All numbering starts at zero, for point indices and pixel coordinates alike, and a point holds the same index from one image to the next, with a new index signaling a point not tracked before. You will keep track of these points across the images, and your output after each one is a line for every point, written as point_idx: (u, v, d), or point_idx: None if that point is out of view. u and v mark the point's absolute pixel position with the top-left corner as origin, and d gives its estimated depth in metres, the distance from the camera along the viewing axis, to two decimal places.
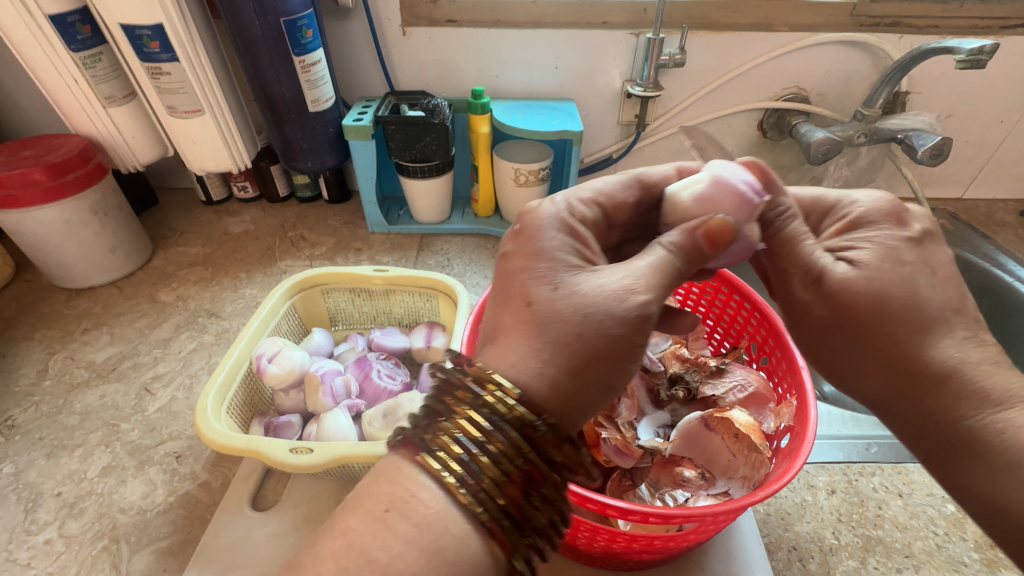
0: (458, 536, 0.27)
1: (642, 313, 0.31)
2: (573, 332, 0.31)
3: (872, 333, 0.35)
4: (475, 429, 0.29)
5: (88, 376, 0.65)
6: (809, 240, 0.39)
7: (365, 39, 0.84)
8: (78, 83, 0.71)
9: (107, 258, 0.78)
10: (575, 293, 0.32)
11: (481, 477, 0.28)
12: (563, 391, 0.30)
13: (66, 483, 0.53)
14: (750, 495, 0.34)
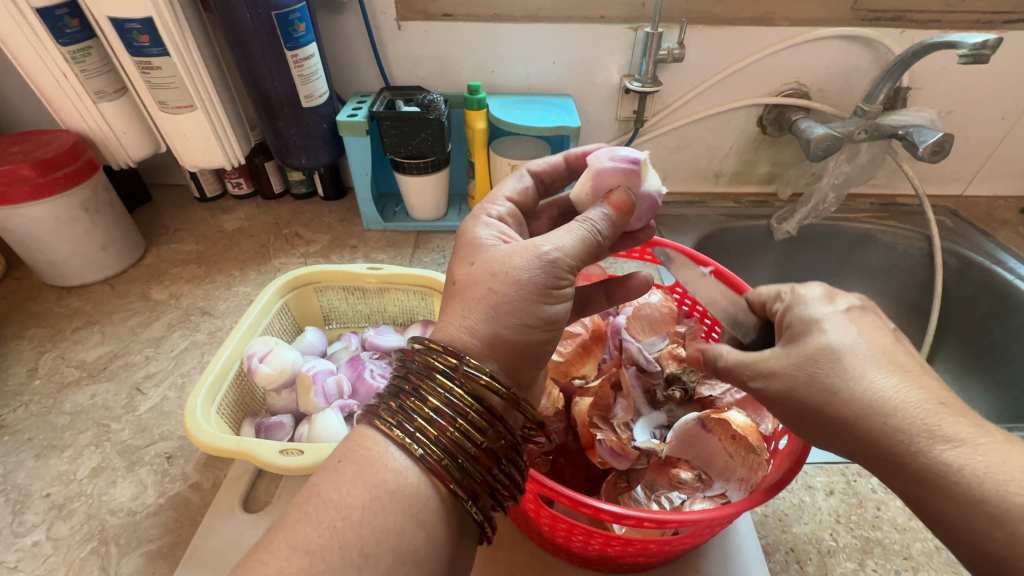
0: (403, 476, 0.30)
1: (549, 266, 0.36)
2: (487, 287, 0.35)
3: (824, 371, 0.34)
4: (421, 384, 0.33)
5: (79, 376, 0.64)
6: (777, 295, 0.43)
7: (359, 33, 0.83)
8: (67, 78, 0.70)
9: (98, 256, 0.77)
10: (489, 261, 0.36)
11: (426, 425, 0.31)
12: (488, 337, 0.34)
13: (55, 484, 0.53)
14: (743, 502, 0.35)
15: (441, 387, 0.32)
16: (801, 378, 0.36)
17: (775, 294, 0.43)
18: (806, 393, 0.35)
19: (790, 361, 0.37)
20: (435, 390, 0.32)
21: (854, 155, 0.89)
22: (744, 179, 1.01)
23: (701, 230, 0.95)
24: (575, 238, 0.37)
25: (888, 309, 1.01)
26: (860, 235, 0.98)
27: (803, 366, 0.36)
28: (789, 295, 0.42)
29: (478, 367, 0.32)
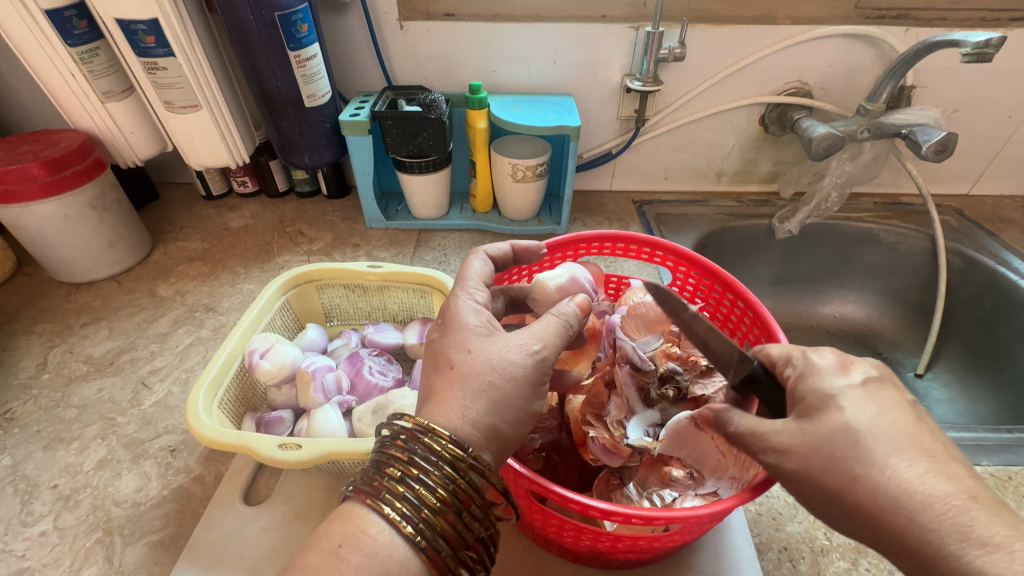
0: (406, 567, 0.30)
1: (540, 364, 0.38)
2: (488, 380, 0.36)
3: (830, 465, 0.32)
4: (422, 469, 0.33)
5: (86, 370, 0.66)
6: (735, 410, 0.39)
7: (362, 33, 0.83)
8: (76, 78, 0.71)
9: (106, 253, 0.78)
10: (487, 356, 0.37)
11: (430, 514, 0.32)
12: (486, 427, 0.35)
13: (63, 475, 0.54)
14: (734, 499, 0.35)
15: (445, 477, 0.33)
16: (819, 462, 0.33)
17: (782, 359, 0.40)
18: (821, 478, 0.33)
19: (806, 440, 0.34)
20: (438, 476, 0.33)
21: (857, 154, 0.89)
22: (746, 177, 1.01)
23: (702, 229, 0.95)
24: (559, 331, 0.39)
25: (891, 309, 1.01)
26: (863, 234, 0.98)
27: (821, 448, 0.33)
28: (799, 361, 0.38)
29: (481, 459, 0.34)
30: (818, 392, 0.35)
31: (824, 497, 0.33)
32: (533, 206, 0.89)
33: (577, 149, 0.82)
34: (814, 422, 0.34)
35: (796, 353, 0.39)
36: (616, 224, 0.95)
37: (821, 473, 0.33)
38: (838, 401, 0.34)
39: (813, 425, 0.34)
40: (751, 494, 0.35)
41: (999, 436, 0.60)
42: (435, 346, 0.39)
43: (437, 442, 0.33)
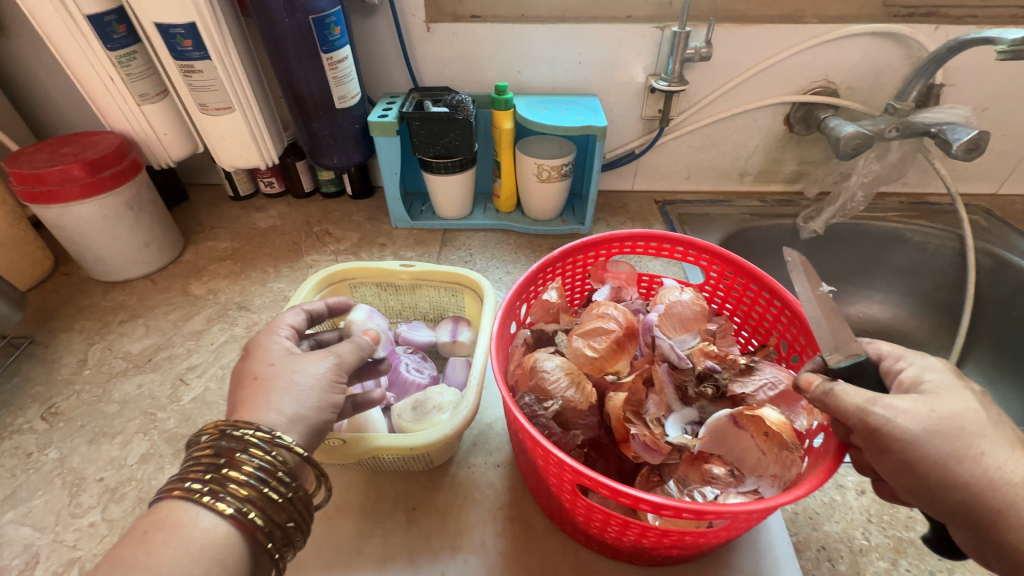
0: (216, 539, 0.33)
1: (338, 367, 0.43)
2: (286, 376, 0.40)
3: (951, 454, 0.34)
4: (231, 457, 0.36)
5: (125, 366, 0.67)
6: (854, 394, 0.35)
7: (389, 35, 0.84)
8: (114, 81, 0.73)
9: (141, 253, 0.80)
10: (285, 360, 0.41)
11: (242, 502, 0.35)
12: (291, 414, 0.38)
13: (108, 469, 0.55)
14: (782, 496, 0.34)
15: (255, 461, 0.36)
16: (943, 431, 0.34)
17: (889, 356, 0.40)
18: (941, 444, 0.33)
19: (933, 410, 0.34)
20: (255, 462, 0.36)
21: (884, 153, 0.88)
22: (769, 177, 1.01)
23: (726, 229, 0.95)
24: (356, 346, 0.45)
25: (917, 310, 1.00)
26: (889, 234, 0.97)
27: (949, 421, 0.34)
28: (913, 357, 0.39)
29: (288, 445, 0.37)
30: (937, 380, 0.37)
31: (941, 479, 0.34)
32: (557, 206, 0.90)
33: (602, 150, 0.82)
34: (941, 398, 0.35)
35: (908, 350, 0.39)
36: (639, 223, 0.95)
37: (942, 441, 0.33)
38: (957, 393, 0.36)
39: (941, 401, 0.35)
40: (813, 487, 0.34)
41: None
42: (237, 369, 0.41)
43: (246, 433, 0.36)
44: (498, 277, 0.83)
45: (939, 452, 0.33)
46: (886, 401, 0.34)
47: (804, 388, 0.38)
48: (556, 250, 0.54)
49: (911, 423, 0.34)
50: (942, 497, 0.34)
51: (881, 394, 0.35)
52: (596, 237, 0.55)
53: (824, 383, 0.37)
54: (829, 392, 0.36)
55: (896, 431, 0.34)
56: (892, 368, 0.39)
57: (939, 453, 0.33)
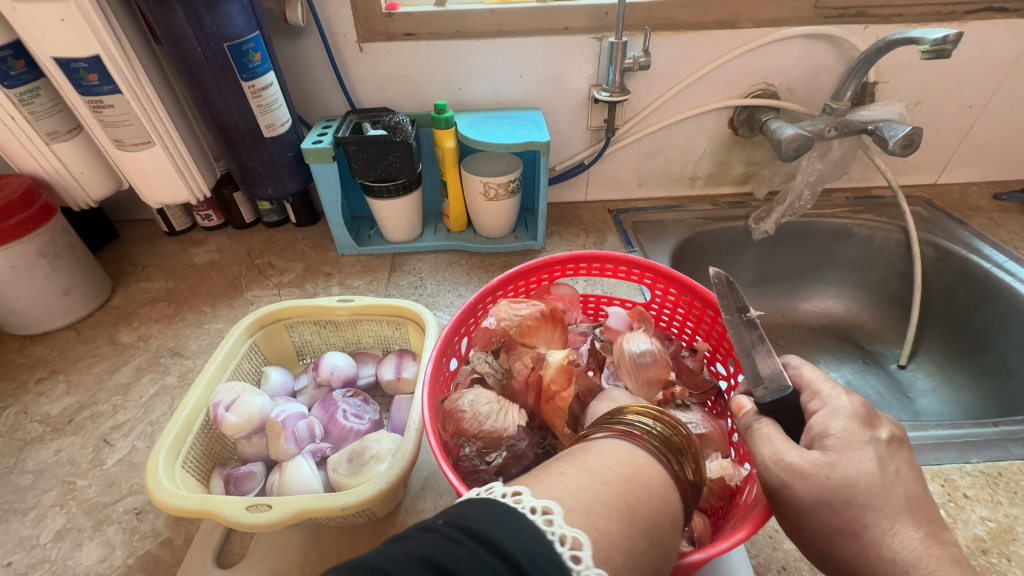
0: None
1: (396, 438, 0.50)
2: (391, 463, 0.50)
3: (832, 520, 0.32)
4: None
5: (43, 431, 0.62)
6: (765, 434, 0.36)
7: (320, 57, 0.81)
8: (16, 121, 0.67)
9: (60, 302, 0.74)
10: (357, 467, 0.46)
11: None
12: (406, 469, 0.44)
13: (17, 551, 0.50)
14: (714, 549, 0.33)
15: None
16: (835, 500, 0.32)
17: (810, 388, 0.39)
18: (830, 515, 0.32)
19: (831, 476, 0.32)
20: None
21: (826, 152, 0.89)
22: (719, 180, 1.01)
23: (680, 235, 0.94)
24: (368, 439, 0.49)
25: (871, 302, 1.01)
26: (838, 230, 0.98)
27: (842, 488, 0.32)
28: (829, 393, 0.37)
29: None
30: (846, 430, 0.34)
31: (826, 540, 0.32)
32: (507, 222, 0.88)
33: (547, 164, 0.80)
34: (841, 459, 0.33)
35: (827, 384, 0.38)
36: (594, 234, 0.94)
37: (830, 512, 0.32)
38: (868, 449, 0.33)
39: (840, 462, 0.32)
40: (753, 529, 0.34)
41: (985, 431, 0.59)
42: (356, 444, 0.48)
43: None
44: (450, 301, 0.80)
45: (827, 523, 0.32)
46: (786, 461, 0.33)
47: (736, 412, 0.41)
48: (494, 280, 0.52)
49: (803, 489, 0.32)
50: (836, 567, 0.33)
51: (788, 449, 0.34)
52: (538, 263, 0.54)
53: (751, 415, 0.38)
54: (752, 428, 0.37)
55: (791, 496, 0.33)
56: (811, 406, 0.38)
57: (828, 524, 0.32)
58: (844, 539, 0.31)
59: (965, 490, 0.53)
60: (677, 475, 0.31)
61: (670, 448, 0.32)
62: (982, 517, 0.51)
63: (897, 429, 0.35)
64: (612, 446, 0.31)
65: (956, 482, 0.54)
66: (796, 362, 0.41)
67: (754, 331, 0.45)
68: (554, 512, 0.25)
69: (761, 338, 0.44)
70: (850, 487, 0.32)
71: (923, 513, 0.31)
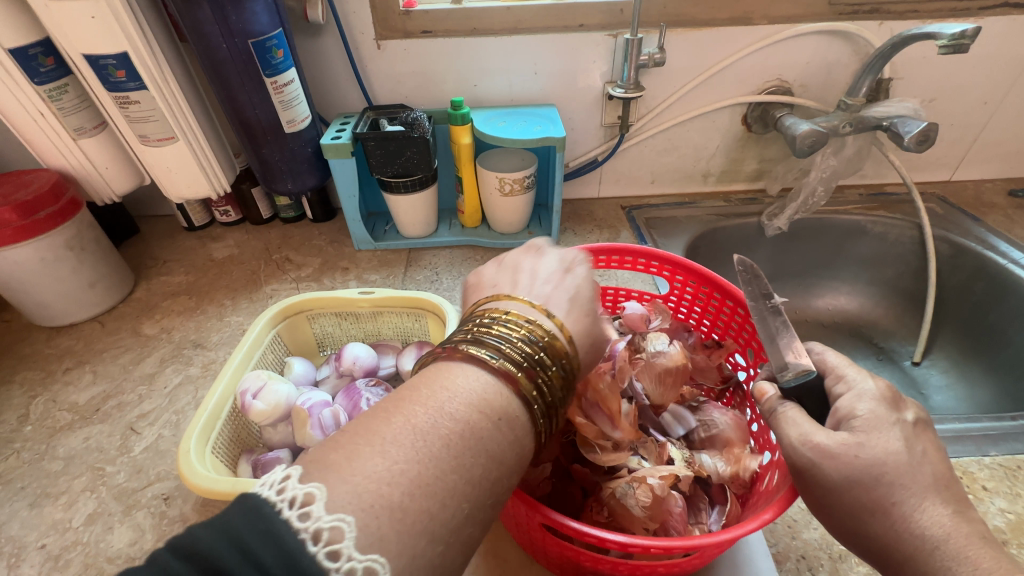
0: None
1: None
2: None
3: (859, 498, 0.32)
4: None
5: (71, 419, 0.63)
6: (789, 415, 0.37)
7: (338, 54, 0.82)
8: (45, 117, 0.69)
9: (85, 295, 0.76)
10: None
11: None
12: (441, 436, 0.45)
13: (50, 534, 0.52)
14: (741, 528, 0.34)
15: None
16: (864, 479, 0.32)
17: (834, 372, 0.39)
18: (859, 493, 0.32)
19: (859, 455, 0.33)
20: None
21: (840, 148, 0.89)
22: (732, 177, 1.01)
23: (693, 231, 0.94)
24: None
25: (884, 299, 1.01)
26: (851, 226, 0.98)
27: (870, 467, 0.32)
28: (854, 376, 0.38)
29: None
30: (873, 412, 0.35)
31: (855, 519, 0.33)
32: (522, 218, 0.88)
33: (562, 159, 0.81)
34: (869, 438, 0.33)
35: (852, 368, 0.39)
36: (607, 231, 0.95)
37: (859, 490, 0.32)
38: (895, 429, 0.33)
39: (868, 443, 0.33)
40: (779, 509, 0.35)
41: (1003, 425, 0.59)
42: None
43: None
44: None
45: (854, 503, 0.33)
46: (811, 440, 0.34)
47: (758, 397, 0.40)
48: None
49: (832, 468, 0.33)
50: (865, 545, 0.33)
51: (814, 430, 0.35)
52: (557, 256, 0.55)
53: (775, 399, 0.39)
54: (776, 412, 0.38)
55: (819, 475, 0.33)
56: (835, 390, 0.38)
57: (856, 502, 0.32)
58: (872, 517, 0.32)
59: (984, 482, 0.53)
60: (529, 401, 0.32)
61: (530, 376, 0.33)
62: (1001, 509, 0.51)
63: (922, 412, 0.36)
64: (465, 377, 0.31)
65: (975, 475, 0.54)
66: (819, 348, 0.42)
67: (778, 317, 0.45)
68: (317, 499, 0.24)
69: (786, 324, 0.45)
70: (878, 467, 0.32)
71: (949, 491, 0.32)
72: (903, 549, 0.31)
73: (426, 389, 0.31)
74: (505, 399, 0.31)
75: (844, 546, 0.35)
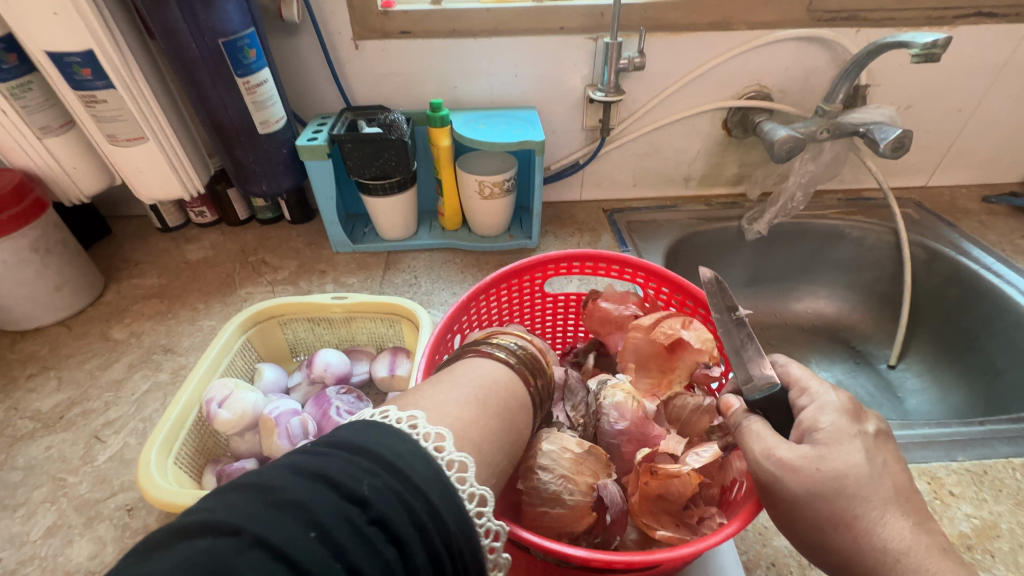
0: None
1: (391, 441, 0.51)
2: None
3: (817, 512, 0.32)
4: None
5: (33, 428, 0.61)
6: (756, 427, 0.37)
7: (316, 54, 0.81)
8: (8, 115, 0.66)
9: (52, 297, 0.74)
10: None
11: None
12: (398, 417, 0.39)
13: (7, 547, 0.50)
14: (703, 543, 0.34)
15: None
16: (826, 492, 0.32)
17: (797, 384, 0.40)
18: (821, 506, 0.32)
19: (820, 469, 0.33)
20: None
21: (818, 154, 0.90)
22: (713, 181, 1.01)
23: (674, 235, 0.95)
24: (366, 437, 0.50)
25: (861, 303, 1.02)
26: (829, 231, 0.99)
27: (831, 480, 0.32)
28: (816, 389, 0.38)
29: None
30: (834, 424, 0.35)
31: (818, 533, 0.33)
32: (502, 221, 0.88)
33: (542, 163, 0.80)
34: (830, 452, 0.33)
35: (814, 380, 0.39)
36: (588, 234, 0.94)
37: (821, 502, 0.32)
38: (856, 440, 0.34)
39: (829, 455, 0.33)
40: (743, 523, 0.35)
41: (971, 430, 0.60)
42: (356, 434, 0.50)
43: None
44: (445, 299, 0.80)
45: (816, 515, 0.32)
46: (776, 454, 0.34)
47: (725, 411, 0.41)
48: (490, 276, 0.53)
49: (794, 481, 0.33)
50: (826, 557, 0.33)
51: (778, 444, 0.35)
52: (529, 262, 0.55)
53: (740, 412, 0.39)
54: (741, 425, 0.38)
55: (782, 489, 0.33)
56: (798, 402, 0.38)
57: (819, 515, 0.32)
58: (835, 531, 0.32)
59: (951, 488, 0.54)
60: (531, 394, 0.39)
61: (534, 374, 0.40)
62: (966, 514, 0.51)
63: (883, 422, 0.36)
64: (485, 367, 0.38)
65: (942, 480, 0.55)
66: (783, 360, 0.42)
67: (743, 328, 0.46)
68: (420, 418, 0.31)
69: (750, 336, 0.45)
70: (839, 485, 0.32)
71: (909, 501, 0.32)
72: (864, 560, 0.31)
73: (451, 374, 0.37)
74: (516, 385, 0.38)
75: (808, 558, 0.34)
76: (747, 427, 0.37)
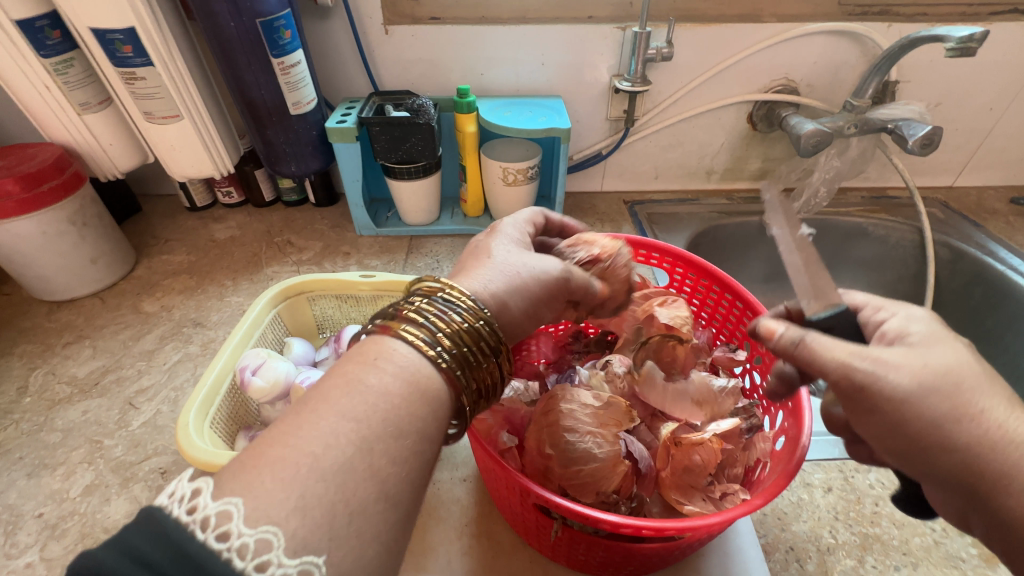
0: None
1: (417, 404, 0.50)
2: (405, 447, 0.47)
3: (937, 404, 0.32)
4: None
5: (70, 392, 0.63)
6: (820, 340, 0.35)
7: (346, 38, 0.82)
8: (50, 90, 0.68)
9: (87, 269, 0.76)
10: None
11: None
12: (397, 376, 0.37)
13: (48, 503, 0.52)
14: (730, 513, 0.34)
15: None
16: (941, 386, 0.32)
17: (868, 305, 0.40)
18: (937, 402, 0.32)
19: (927, 363, 0.33)
20: None
21: (844, 150, 0.89)
22: (735, 175, 1.01)
23: (694, 228, 0.95)
24: None
25: None
26: (852, 228, 0.98)
27: (943, 375, 0.32)
28: (894, 305, 0.39)
29: None
30: (926, 330, 0.36)
31: (936, 429, 0.32)
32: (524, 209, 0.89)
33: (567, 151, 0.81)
34: (931, 349, 0.34)
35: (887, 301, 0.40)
36: (609, 224, 0.95)
37: (937, 398, 0.32)
38: (951, 344, 0.34)
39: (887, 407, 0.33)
40: (770, 497, 0.35)
41: None
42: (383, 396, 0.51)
43: None
44: None
45: (929, 416, 0.32)
46: (872, 355, 0.33)
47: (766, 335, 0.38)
48: None
49: (904, 376, 0.32)
50: (939, 461, 0.32)
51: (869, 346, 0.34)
52: None
53: (794, 329, 0.36)
54: (804, 340, 0.35)
55: (889, 385, 0.32)
56: (876, 317, 0.39)
57: (936, 411, 0.32)
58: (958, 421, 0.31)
59: None
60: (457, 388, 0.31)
61: (461, 361, 0.32)
62: None
63: None
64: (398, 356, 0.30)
65: None
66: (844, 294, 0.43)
67: None
68: (234, 511, 0.22)
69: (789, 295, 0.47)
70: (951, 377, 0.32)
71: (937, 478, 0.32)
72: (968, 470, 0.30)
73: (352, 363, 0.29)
74: (431, 378, 0.30)
75: (923, 463, 0.33)
76: (814, 342, 0.35)
